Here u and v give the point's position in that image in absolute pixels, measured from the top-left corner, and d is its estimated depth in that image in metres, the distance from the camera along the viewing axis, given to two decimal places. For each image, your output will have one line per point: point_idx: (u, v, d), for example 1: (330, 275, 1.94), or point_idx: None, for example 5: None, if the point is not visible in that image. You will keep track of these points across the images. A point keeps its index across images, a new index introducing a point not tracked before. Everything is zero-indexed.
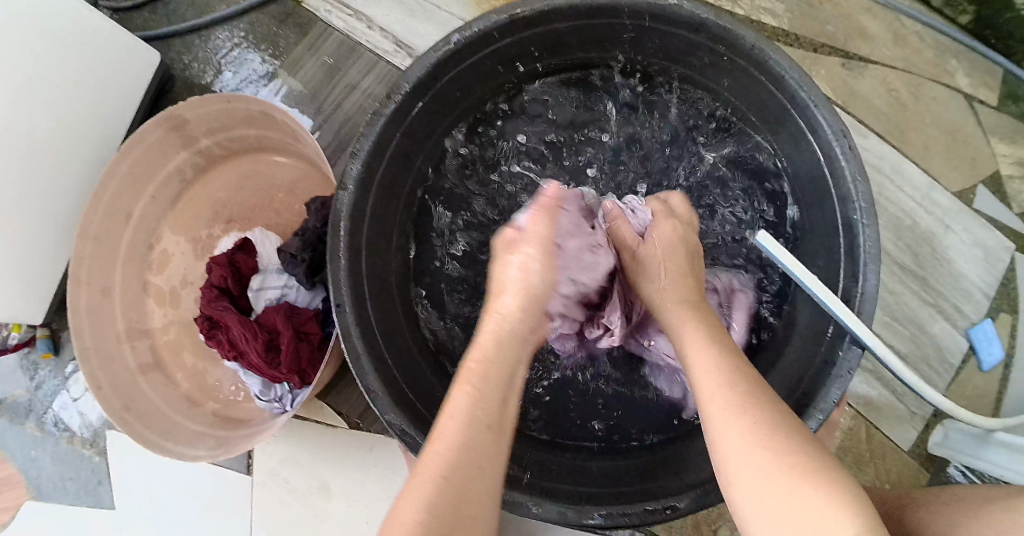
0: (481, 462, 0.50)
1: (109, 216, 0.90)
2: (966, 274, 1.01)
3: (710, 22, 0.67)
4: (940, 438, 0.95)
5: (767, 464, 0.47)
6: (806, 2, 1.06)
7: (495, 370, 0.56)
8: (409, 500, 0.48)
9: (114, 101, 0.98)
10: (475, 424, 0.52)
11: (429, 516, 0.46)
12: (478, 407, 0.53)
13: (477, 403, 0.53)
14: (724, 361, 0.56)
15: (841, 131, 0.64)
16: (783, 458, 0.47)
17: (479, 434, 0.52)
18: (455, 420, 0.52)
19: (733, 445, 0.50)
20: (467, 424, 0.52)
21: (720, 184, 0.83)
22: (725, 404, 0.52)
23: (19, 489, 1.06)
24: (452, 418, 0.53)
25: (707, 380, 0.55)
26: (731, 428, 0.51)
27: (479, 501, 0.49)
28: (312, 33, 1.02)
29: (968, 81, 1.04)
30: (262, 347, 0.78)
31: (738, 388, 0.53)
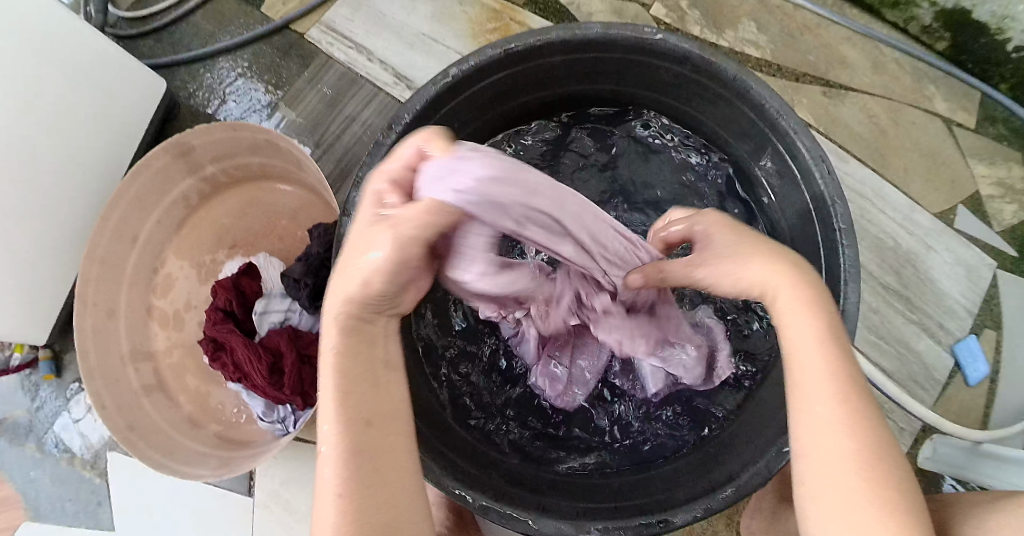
0: (389, 460, 0.49)
1: (116, 241, 0.92)
2: (949, 291, 1.04)
3: (694, 55, 0.70)
4: (930, 453, 0.97)
5: (870, 500, 0.46)
6: (788, 32, 1.10)
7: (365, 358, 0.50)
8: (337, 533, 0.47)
9: (122, 127, 1.01)
10: (371, 394, 0.50)
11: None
12: (356, 390, 0.50)
13: (366, 365, 0.51)
14: (832, 356, 0.50)
15: (820, 156, 0.68)
16: (885, 495, 0.46)
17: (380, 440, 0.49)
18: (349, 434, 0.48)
19: (822, 469, 0.48)
20: (353, 426, 0.49)
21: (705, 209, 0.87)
22: (841, 410, 0.48)
23: (18, 510, 1.07)
24: (354, 396, 0.50)
25: (814, 366, 0.50)
26: (839, 434, 0.48)
27: (398, 492, 0.49)
28: (314, 65, 1.05)
29: (946, 105, 1.09)
30: (267, 369, 0.80)
31: (850, 387, 0.49)
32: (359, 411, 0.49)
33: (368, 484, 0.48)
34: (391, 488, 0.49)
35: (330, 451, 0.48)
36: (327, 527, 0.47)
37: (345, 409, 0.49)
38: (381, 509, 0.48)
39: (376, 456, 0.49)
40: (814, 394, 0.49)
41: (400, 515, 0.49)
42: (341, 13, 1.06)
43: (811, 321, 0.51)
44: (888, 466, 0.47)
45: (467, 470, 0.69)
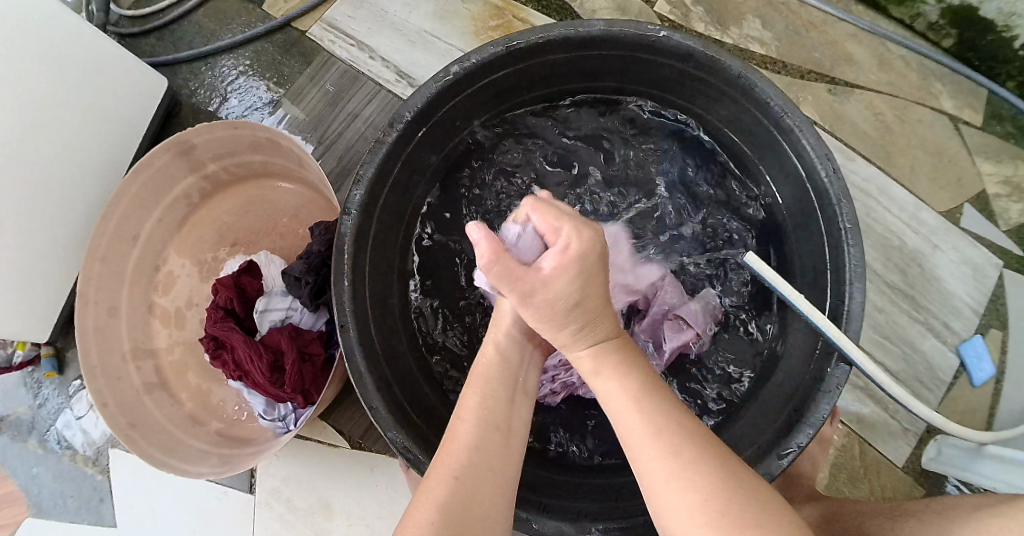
0: (493, 470, 0.55)
1: (116, 238, 0.92)
2: (954, 291, 1.03)
3: (699, 52, 0.70)
4: (934, 454, 0.96)
5: (695, 503, 0.49)
6: (793, 30, 1.09)
7: (495, 380, 0.61)
8: (419, 505, 0.53)
9: (122, 125, 1.01)
10: (489, 405, 0.59)
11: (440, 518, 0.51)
12: (488, 403, 0.59)
13: (490, 383, 0.60)
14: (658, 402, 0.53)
15: (825, 154, 0.67)
16: (707, 498, 0.49)
17: (487, 442, 0.56)
18: (465, 427, 0.57)
19: (670, 492, 0.50)
20: (478, 426, 0.57)
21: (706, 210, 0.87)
22: (648, 427, 0.52)
23: (20, 507, 1.07)
24: (479, 405, 0.59)
25: (636, 431, 0.53)
26: (664, 476, 0.50)
27: (490, 502, 0.53)
28: (316, 62, 1.05)
29: (953, 103, 1.08)
30: (267, 368, 0.80)
31: (660, 423, 0.52)
32: (489, 420, 0.58)
33: (466, 481, 0.53)
34: (483, 493, 0.53)
35: (448, 447, 0.56)
36: (419, 508, 0.53)
37: (478, 414, 0.58)
38: (464, 497, 0.53)
39: (479, 469, 0.54)
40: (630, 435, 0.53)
41: (485, 514, 0.53)
42: (343, 10, 1.06)
43: (617, 377, 0.56)
44: (705, 488, 0.49)
45: None
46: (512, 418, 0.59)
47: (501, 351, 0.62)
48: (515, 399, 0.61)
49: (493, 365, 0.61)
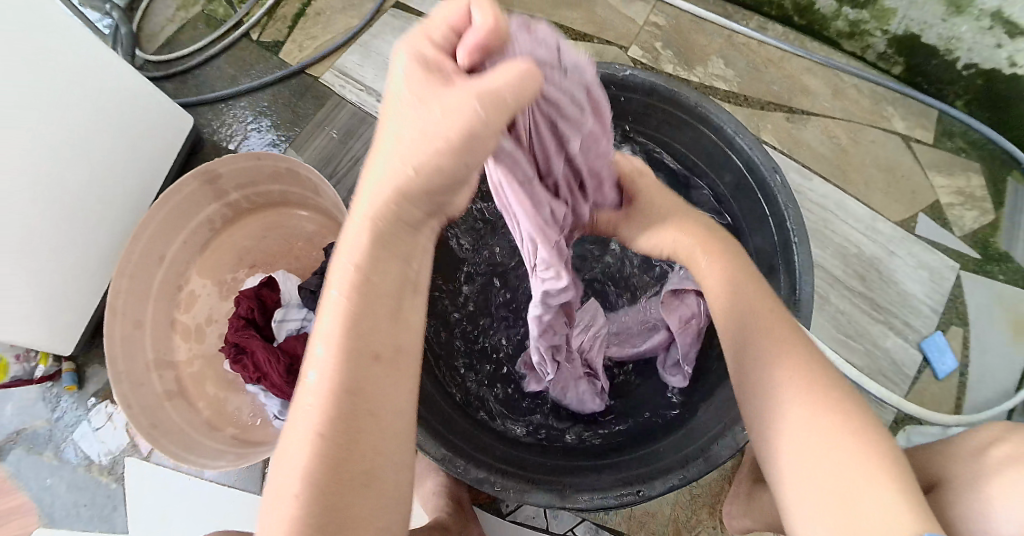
0: (377, 411, 0.49)
1: (145, 258, 1.01)
2: (913, 292, 1.13)
3: (660, 87, 0.81)
4: (904, 442, 1.06)
5: (857, 460, 0.55)
6: (752, 66, 1.22)
7: (386, 279, 0.49)
8: (290, 475, 0.47)
9: (150, 157, 1.11)
10: (365, 325, 0.48)
11: (317, 481, 0.46)
12: (364, 323, 0.48)
13: (379, 297, 0.49)
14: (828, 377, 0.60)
15: (773, 167, 0.78)
16: (865, 460, 0.55)
17: (364, 377, 0.48)
18: (334, 365, 0.48)
19: (841, 451, 0.55)
20: (347, 369, 0.47)
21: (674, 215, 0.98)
22: (811, 391, 0.59)
23: (31, 517, 1.14)
24: (357, 330, 0.48)
25: (791, 381, 0.60)
26: (834, 433, 0.56)
27: (379, 462, 0.49)
28: (327, 105, 1.16)
29: (904, 124, 1.20)
30: (285, 370, 0.89)
31: (824, 384, 0.59)
32: (362, 349, 0.48)
33: (342, 438, 0.47)
34: (365, 439, 0.48)
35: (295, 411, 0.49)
36: (286, 467, 0.47)
37: (341, 358, 0.47)
38: (343, 452, 0.47)
39: (355, 436, 0.48)
40: (772, 392, 0.61)
41: (369, 478, 0.48)
42: (352, 58, 1.18)
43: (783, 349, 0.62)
44: (879, 458, 0.55)
45: (466, 449, 0.77)
46: (395, 342, 0.50)
47: (375, 261, 0.48)
48: (402, 306, 0.50)
49: (370, 251, 0.48)
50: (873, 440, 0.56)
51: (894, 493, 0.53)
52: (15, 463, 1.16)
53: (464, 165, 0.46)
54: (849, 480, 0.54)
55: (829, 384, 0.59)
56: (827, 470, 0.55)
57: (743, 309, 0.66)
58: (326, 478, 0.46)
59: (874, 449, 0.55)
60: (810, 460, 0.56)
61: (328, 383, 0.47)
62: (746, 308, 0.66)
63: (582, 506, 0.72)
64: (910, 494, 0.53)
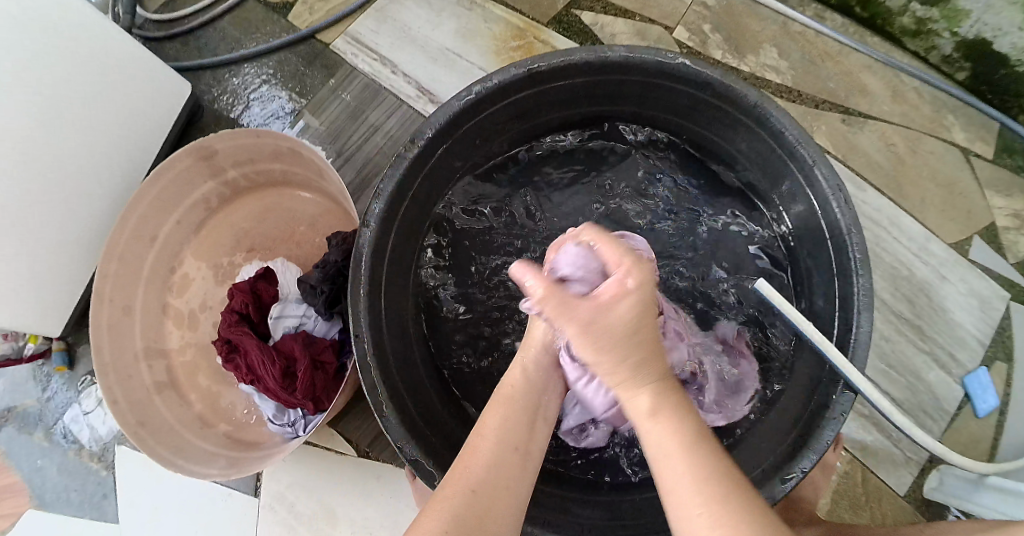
0: (510, 486, 0.54)
1: (135, 238, 0.93)
2: (962, 322, 1.03)
3: (717, 81, 0.70)
4: (936, 483, 0.94)
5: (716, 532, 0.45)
6: (808, 59, 1.10)
7: (518, 398, 0.61)
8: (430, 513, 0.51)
9: (144, 128, 1.03)
10: (511, 429, 0.58)
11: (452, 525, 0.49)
12: (511, 422, 0.58)
13: (513, 414, 0.59)
14: (695, 448, 0.49)
15: (838, 186, 0.68)
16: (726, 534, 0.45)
17: (506, 461, 0.55)
18: (485, 443, 0.56)
19: None
20: (497, 446, 0.56)
21: (715, 211, 0.86)
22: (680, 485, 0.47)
23: (22, 498, 1.08)
24: (499, 424, 0.58)
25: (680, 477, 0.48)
26: None
27: (506, 509, 0.53)
28: (339, 74, 1.07)
29: (964, 135, 1.08)
30: (279, 374, 0.81)
31: (693, 461, 0.48)
32: (509, 441, 0.57)
33: (485, 489, 0.52)
34: (506, 496, 0.53)
35: (467, 457, 0.55)
36: (436, 512, 0.51)
37: (498, 435, 0.57)
38: (475, 509, 0.51)
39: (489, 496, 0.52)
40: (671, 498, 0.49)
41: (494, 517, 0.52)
42: (367, 24, 1.08)
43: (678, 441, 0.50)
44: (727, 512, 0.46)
45: None
46: (532, 440, 0.58)
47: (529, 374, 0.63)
48: (534, 427, 0.60)
49: (519, 388, 0.62)
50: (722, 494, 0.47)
51: None
52: (4, 442, 1.10)
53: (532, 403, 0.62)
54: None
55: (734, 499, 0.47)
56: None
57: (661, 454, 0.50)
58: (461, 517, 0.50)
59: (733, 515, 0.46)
60: None
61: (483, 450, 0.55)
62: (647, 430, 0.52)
63: None
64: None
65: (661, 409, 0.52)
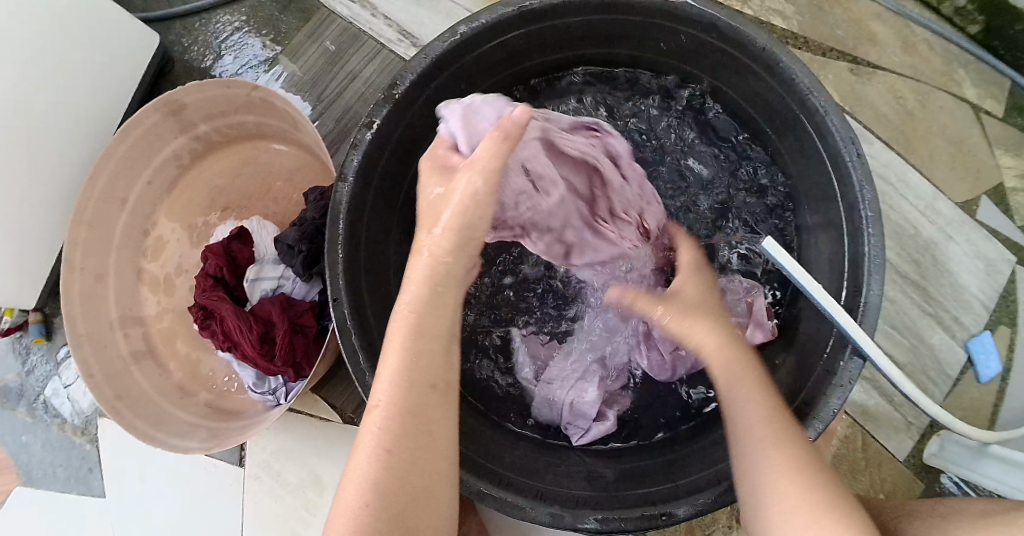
0: (431, 437, 0.48)
1: (104, 200, 0.88)
2: (966, 284, 0.99)
3: (721, 23, 0.65)
4: (936, 449, 0.91)
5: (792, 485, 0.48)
6: (815, 5, 1.05)
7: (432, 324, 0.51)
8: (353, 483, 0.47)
9: (113, 84, 0.97)
10: (426, 354, 0.50)
11: (375, 500, 0.45)
12: (423, 355, 0.50)
13: (427, 338, 0.51)
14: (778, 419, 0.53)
15: (851, 137, 0.63)
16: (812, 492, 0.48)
17: (423, 403, 0.49)
18: (393, 386, 0.49)
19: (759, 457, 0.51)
20: (406, 389, 0.49)
21: (708, 155, 0.82)
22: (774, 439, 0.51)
23: (8, 474, 1.05)
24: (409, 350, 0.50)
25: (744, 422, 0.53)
26: (763, 451, 0.51)
27: (433, 473, 0.48)
28: (315, 19, 1.00)
29: (975, 91, 1.02)
30: (257, 339, 0.77)
31: (785, 438, 0.51)
32: (420, 379, 0.50)
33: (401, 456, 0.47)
34: (431, 442, 0.48)
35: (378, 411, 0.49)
36: (351, 480, 0.47)
37: (403, 376, 0.49)
38: (414, 444, 0.48)
39: (408, 452, 0.47)
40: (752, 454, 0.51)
41: (429, 500, 0.47)
42: None
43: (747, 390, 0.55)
44: (825, 488, 0.48)
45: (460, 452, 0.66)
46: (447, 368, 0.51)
47: (434, 296, 0.52)
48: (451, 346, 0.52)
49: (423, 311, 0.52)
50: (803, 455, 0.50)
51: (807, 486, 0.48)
52: None
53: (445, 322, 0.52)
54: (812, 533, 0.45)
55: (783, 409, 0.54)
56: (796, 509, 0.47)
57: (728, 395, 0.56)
58: (386, 499, 0.45)
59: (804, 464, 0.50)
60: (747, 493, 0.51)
61: (386, 400, 0.49)
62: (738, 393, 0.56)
63: (593, 527, 0.60)
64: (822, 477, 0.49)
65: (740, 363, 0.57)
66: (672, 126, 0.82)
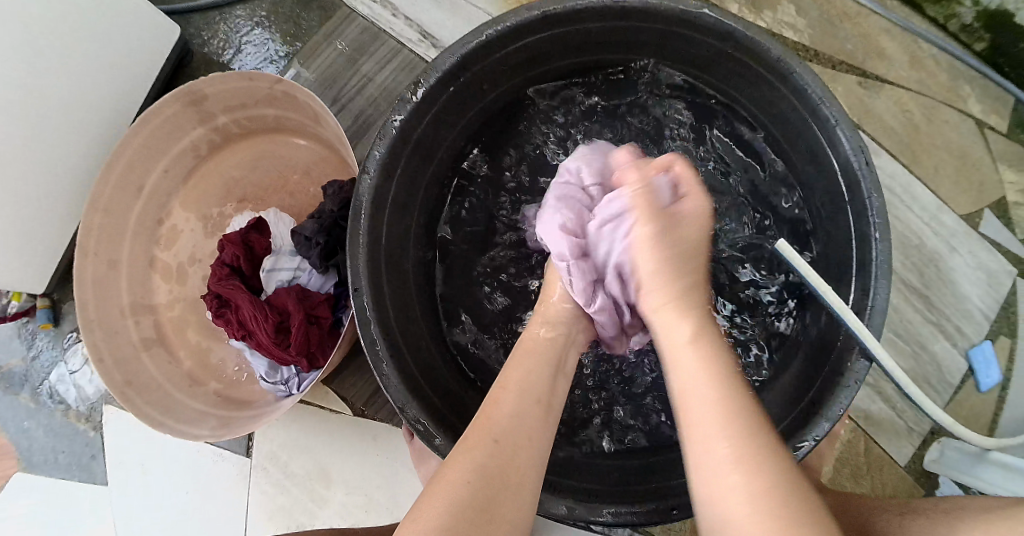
0: (524, 435, 0.53)
1: (120, 188, 0.89)
2: (968, 295, 1.00)
3: (737, 32, 0.66)
4: (936, 455, 0.92)
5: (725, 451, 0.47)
6: (826, 19, 1.06)
7: (540, 354, 0.62)
8: (451, 467, 0.50)
9: (130, 74, 0.98)
10: (532, 374, 0.59)
11: (475, 479, 0.49)
12: (528, 377, 0.58)
13: (533, 364, 0.60)
14: (720, 370, 0.51)
15: (860, 147, 0.65)
16: (751, 442, 0.47)
17: (530, 410, 0.55)
18: (507, 396, 0.56)
19: (702, 441, 0.48)
20: (519, 397, 0.56)
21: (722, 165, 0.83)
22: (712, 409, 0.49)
23: (9, 459, 1.05)
24: (525, 373, 0.59)
25: (698, 389, 0.51)
26: (726, 448, 0.47)
27: (526, 466, 0.52)
28: (336, 17, 1.02)
29: (979, 107, 1.04)
30: (272, 328, 0.78)
31: (727, 419, 0.48)
32: (532, 393, 0.57)
33: (506, 448, 0.51)
34: (528, 444, 0.53)
35: (490, 407, 0.55)
36: (456, 463, 0.50)
37: (516, 386, 0.57)
38: (498, 461, 0.50)
39: (505, 448, 0.51)
40: (696, 427, 0.49)
41: (518, 485, 0.50)
42: None
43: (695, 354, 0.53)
44: (765, 476, 0.45)
45: None
46: (553, 394, 0.58)
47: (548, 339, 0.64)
48: (556, 377, 0.60)
49: (541, 341, 0.63)
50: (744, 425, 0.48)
51: (745, 478, 0.45)
52: None
53: (553, 362, 0.61)
54: (754, 509, 0.43)
55: (735, 398, 0.49)
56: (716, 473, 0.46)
57: (681, 365, 0.54)
58: (482, 485, 0.48)
59: (746, 449, 0.46)
60: (696, 483, 0.48)
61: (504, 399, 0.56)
62: (688, 367, 0.53)
63: (606, 521, 0.61)
64: (761, 466, 0.45)
65: (704, 344, 0.54)
66: (689, 136, 0.84)
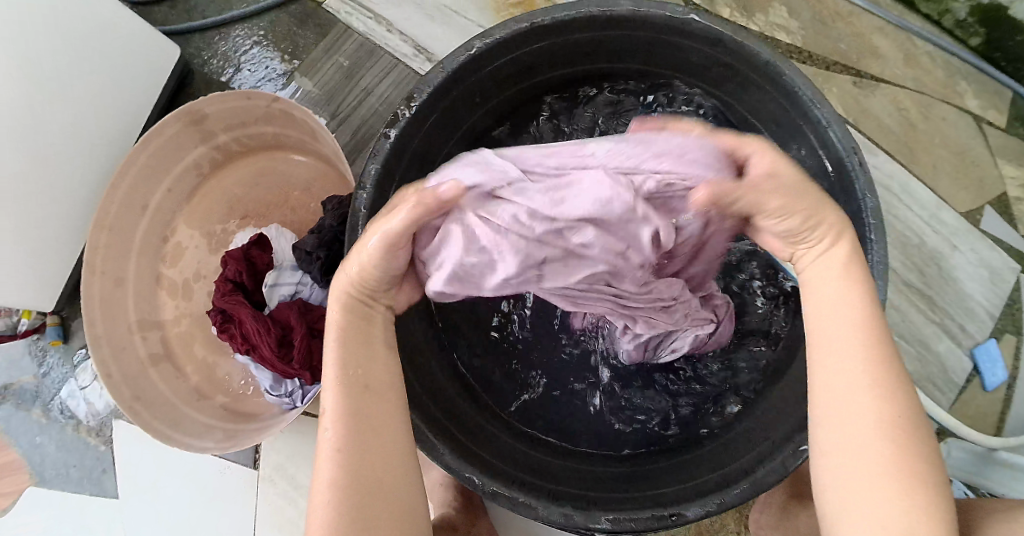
0: (377, 451, 0.50)
1: (126, 207, 0.91)
2: (971, 292, 1.00)
3: (726, 37, 0.67)
4: (942, 456, 0.92)
5: (893, 489, 0.46)
6: (819, 20, 1.07)
7: (350, 337, 0.53)
8: (314, 528, 0.48)
9: (132, 94, 0.99)
10: (353, 368, 0.52)
11: (335, 533, 0.47)
12: (355, 376, 0.52)
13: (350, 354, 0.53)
14: (891, 362, 0.49)
15: (853, 149, 0.65)
16: (906, 447, 0.47)
17: (368, 412, 0.51)
18: (331, 412, 0.51)
19: (866, 424, 0.47)
20: (346, 407, 0.51)
21: None
22: (885, 438, 0.47)
23: (22, 474, 1.07)
24: (345, 366, 0.52)
25: (855, 371, 0.48)
26: (885, 447, 0.46)
27: (392, 480, 0.50)
28: (332, 33, 1.03)
29: (976, 103, 1.04)
30: (275, 342, 0.79)
31: (898, 419, 0.47)
32: (355, 393, 0.52)
33: (359, 485, 0.49)
34: (383, 463, 0.50)
35: (321, 443, 0.50)
36: (312, 519, 0.48)
37: (341, 396, 0.51)
38: (359, 494, 0.48)
39: (366, 482, 0.49)
40: (859, 421, 0.47)
41: (388, 500, 0.49)
42: None
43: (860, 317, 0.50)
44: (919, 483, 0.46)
45: (474, 452, 0.68)
46: (385, 379, 0.53)
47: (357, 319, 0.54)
48: (378, 354, 0.54)
49: (347, 323, 0.54)
50: (923, 474, 0.46)
51: (898, 482, 0.46)
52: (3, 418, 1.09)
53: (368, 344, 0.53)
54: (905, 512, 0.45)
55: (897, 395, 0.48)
56: (872, 499, 0.46)
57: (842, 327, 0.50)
58: (345, 528, 0.47)
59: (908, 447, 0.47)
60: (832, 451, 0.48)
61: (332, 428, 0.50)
62: (852, 341, 0.49)
63: (605, 527, 0.62)
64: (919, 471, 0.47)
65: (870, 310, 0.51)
66: None
